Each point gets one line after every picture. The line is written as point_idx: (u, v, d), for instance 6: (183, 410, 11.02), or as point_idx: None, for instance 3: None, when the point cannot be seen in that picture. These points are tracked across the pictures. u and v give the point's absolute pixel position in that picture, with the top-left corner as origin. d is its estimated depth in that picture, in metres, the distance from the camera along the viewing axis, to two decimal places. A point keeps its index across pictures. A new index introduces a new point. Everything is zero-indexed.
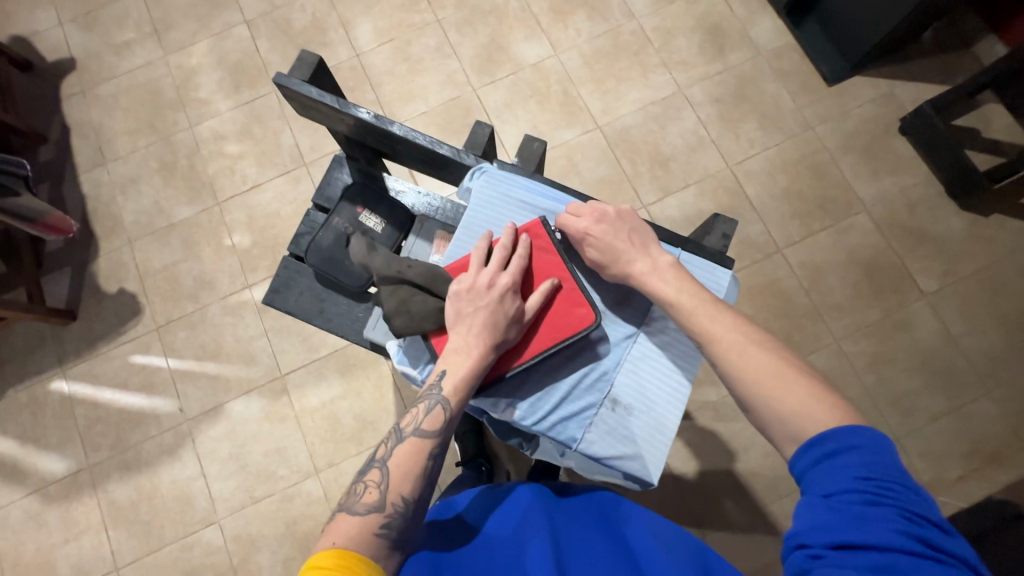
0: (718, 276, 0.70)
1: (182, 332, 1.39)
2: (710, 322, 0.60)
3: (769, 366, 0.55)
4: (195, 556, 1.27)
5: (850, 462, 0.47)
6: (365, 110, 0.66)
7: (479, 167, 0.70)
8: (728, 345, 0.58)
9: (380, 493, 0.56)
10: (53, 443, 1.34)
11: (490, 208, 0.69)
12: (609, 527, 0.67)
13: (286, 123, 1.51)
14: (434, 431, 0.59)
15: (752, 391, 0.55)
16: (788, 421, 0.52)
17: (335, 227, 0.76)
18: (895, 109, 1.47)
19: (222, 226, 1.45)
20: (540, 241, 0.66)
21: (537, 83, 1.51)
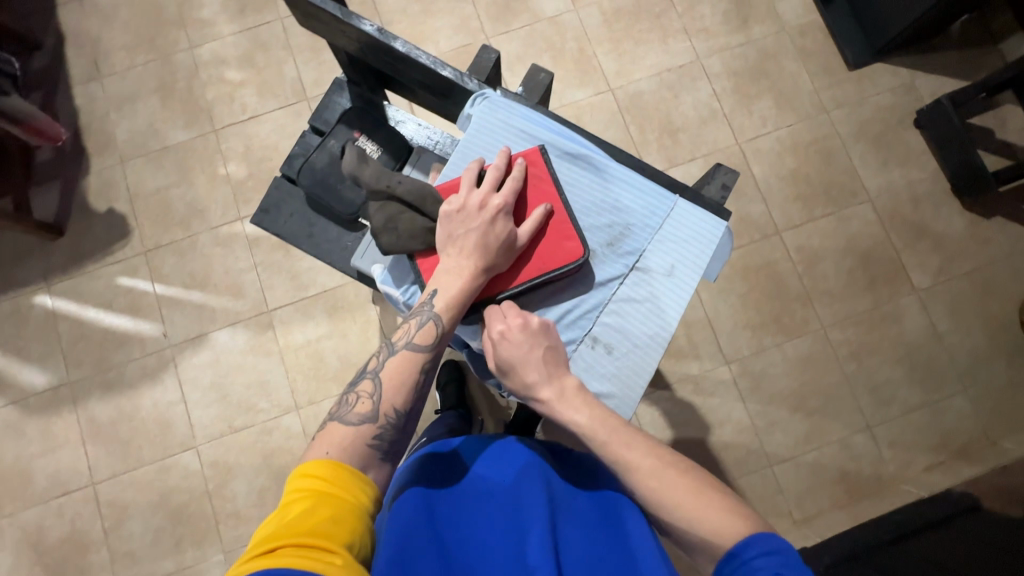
0: (714, 225, 0.68)
1: (171, 257, 1.38)
2: (625, 450, 0.56)
3: (689, 491, 0.53)
4: (172, 478, 1.29)
5: (766, 563, 0.45)
6: (369, 23, 0.63)
7: (481, 93, 0.68)
8: (648, 485, 0.54)
9: (373, 404, 0.57)
10: (35, 357, 1.34)
11: (489, 135, 0.67)
12: (596, 479, 0.68)
13: (290, 53, 1.46)
14: (426, 346, 0.60)
15: (668, 507, 0.53)
16: (708, 541, 0.50)
17: (330, 150, 0.74)
18: (913, 100, 1.44)
19: (218, 154, 1.42)
20: (537, 169, 0.65)
21: (552, 38, 1.46)
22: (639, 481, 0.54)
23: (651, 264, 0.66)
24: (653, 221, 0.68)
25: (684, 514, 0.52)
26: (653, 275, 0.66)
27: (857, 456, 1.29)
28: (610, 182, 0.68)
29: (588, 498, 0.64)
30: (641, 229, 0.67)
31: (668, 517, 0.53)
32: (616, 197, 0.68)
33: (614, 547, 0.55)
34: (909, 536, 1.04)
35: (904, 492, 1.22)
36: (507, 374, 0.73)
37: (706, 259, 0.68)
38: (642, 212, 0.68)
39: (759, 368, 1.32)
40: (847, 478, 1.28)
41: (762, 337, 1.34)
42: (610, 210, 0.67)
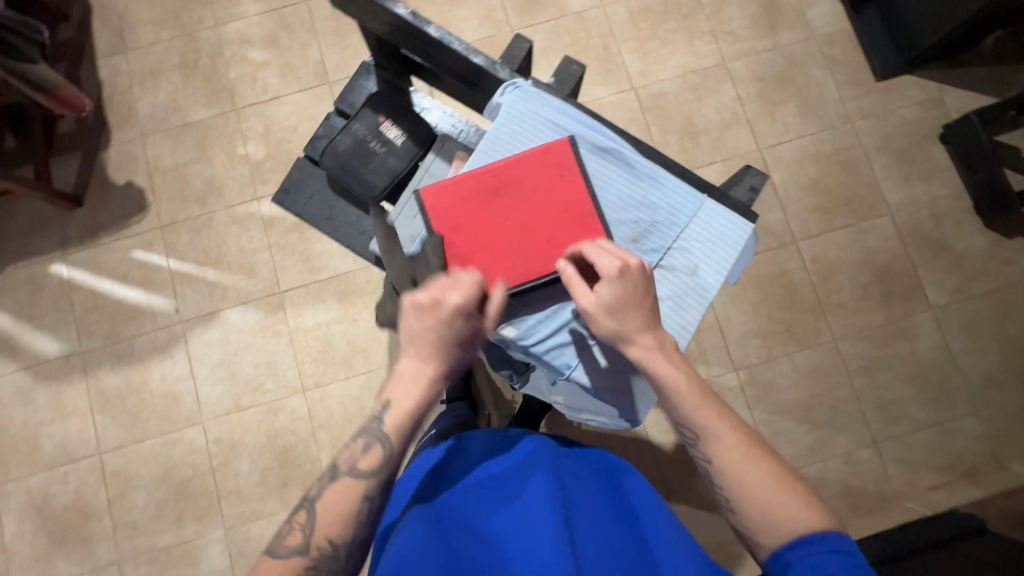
0: (741, 226, 0.67)
1: (186, 234, 1.38)
2: (718, 419, 0.58)
3: (767, 474, 0.56)
4: (177, 452, 1.30)
5: (832, 559, 0.50)
6: (404, 7, 0.63)
7: (512, 82, 0.68)
8: (730, 460, 0.57)
9: (305, 535, 0.54)
10: (47, 325, 1.35)
11: (519, 125, 0.67)
12: (599, 470, 0.69)
13: (314, 36, 1.46)
14: (370, 471, 0.57)
15: (743, 485, 0.56)
16: (776, 528, 0.54)
17: (354, 133, 0.74)
18: (940, 115, 1.42)
19: (237, 133, 1.42)
20: (563, 159, 0.65)
21: (577, 33, 1.45)
22: (723, 454, 0.57)
23: (675, 262, 0.66)
24: (679, 219, 0.67)
25: (756, 494, 0.55)
26: (676, 273, 0.66)
27: (862, 471, 1.28)
28: (638, 178, 0.68)
29: (594, 490, 0.65)
30: (666, 227, 0.66)
31: (739, 497, 0.56)
32: (642, 193, 0.67)
33: (628, 548, 0.57)
34: (911, 554, 1.03)
35: (909, 510, 1.21)
36: (519, 369, 0.75)
37: (732, 260, 0.67)
38: (669, 209, 0.67)
39: (767, 377, 1.31)
40: (851, 492, 1.27)
41: (773, 346, 1.33)
42: (636, 206, 0.67)
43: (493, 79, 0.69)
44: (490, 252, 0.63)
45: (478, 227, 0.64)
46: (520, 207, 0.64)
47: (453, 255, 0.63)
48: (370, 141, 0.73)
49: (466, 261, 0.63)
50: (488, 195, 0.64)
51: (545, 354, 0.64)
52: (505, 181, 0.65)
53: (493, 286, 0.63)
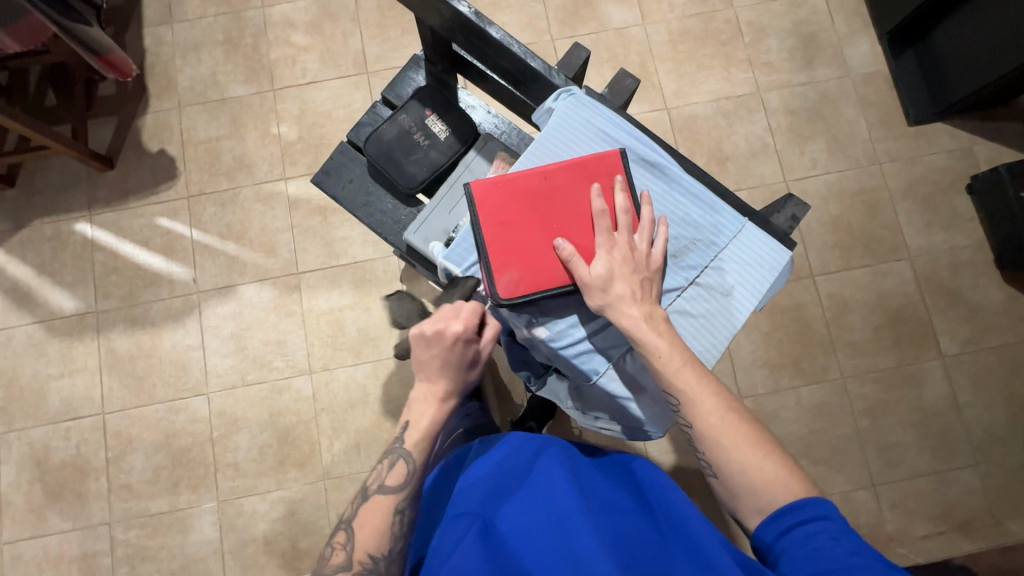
0: (779, 252, 0.68)
1: (212, 206, 1.40)
2: (697, 383, 0.58)
3: (743, 436, 0.57)
4: (179, 420, 1.31)
5: (818, 526, 0.51)
6: (466, 5, 0.66)
7: (566, 89, 0.70)
8: (709, 424, 0.57)
9: (347, 553, 0.62)
10: (67, 281, 1.37)
11: (571, 131, 0.68)
12: (610, 467, 0.72)
13: (357, 26, 1.49)
14: (397, 485, 0.65)
15: (721, 448, 0.56)
16: (757, 491, 0.55)
17: (400, 123, 0.75)
18: (968, 166, 1.43)
19: (272, 113, 1.44)
20: (614, 167, 0.65)
21: (616, 49, 1.47)
22: (702, 418, 0.57)
23: (711, 281, 0.66)
24: (720, 239, 0.68)
25: (736, 458, 0.56)
26: (712, 291, 0.66)
27: (858, 512, 1.27)
28: (682, 194, 0.69)
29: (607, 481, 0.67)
30: (705, 246, 0.67)
31: (719, 460, 0.56)
32: (685, 209, 0.68)
33: (654, 536, 0.58)
34: None
35: (900, 556, 1.21)
36: (537, 370, 0.78)
37: (767, 285, 0.68)
38: (709, 229, 0.68)
39: (771, 408, 1.31)
40: None
41: (780, 378, 1.33)
42: (678, 222, 0.68)
43: (547, 83, 0.72)
44: (533, 253, 0.63)
45: (523, 224, 0.63)
46: (565, 206, 0.64)
47: (495, 250, 0.63)
48: (415, 132, 0.74)
49: (509, 257, 0.63)
50: (538, 193, 0.64)
51: (575, 358, 0.65)
52: (554, 183, 0.64)
53: (535, 287, 0.62)
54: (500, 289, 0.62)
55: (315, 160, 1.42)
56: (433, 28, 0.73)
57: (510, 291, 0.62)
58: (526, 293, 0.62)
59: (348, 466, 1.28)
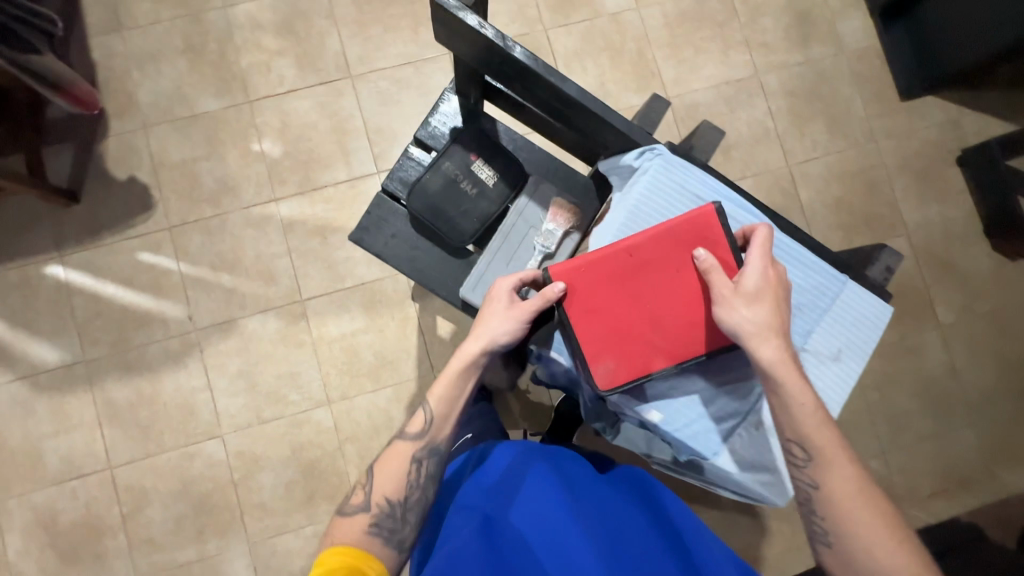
0: (882, 310, 0.73)
1: (198, 236, 1.30)
2: (833, 447, 0.63)
3: (872, 513, 0.61)
4: (196, 467, 1.25)
5: None
6: (522, 50, 0.62)
7: (653, 148, 0.72)
8: (840, 490, 0.63)
9: (366, 495, 0.69)
10: (45, 331, 1.26)
11: (669, 204, 0.73)
12: (627, 485, 0.79)
13: (334, 25, 1.36)
14: (415, 434, 0.72)
15: (842, 517, 0.62)
16: (876, 572, 0.59)
17: (446, 171, 0.81)
18: (958, 137, 1.46)
19: (251, 128, 1.33)
20: (708, 228, 0.68)
21: (611, 36, 1.41)
22: (834, 485, 0.63)
23: (819, 348, 0.72)
24: (822, 300, 0.73)
25: (859, 532, 0.61)
26: (820, 357, 0.72)
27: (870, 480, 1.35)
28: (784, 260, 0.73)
29: (626, 501, 0.75)
30: (810, 311, 0.73)
31: (843, 527, 0.62)
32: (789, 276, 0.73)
33: (660, 562, 0.65)
34: None
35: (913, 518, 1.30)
36: (610, 421, 0.84)
37: (872, 342, 0.73)
38: (815, 293, 0.73)
39: None
40: None
41: None
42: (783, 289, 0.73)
43: (597, 118, 0.68)
44: (635, 336, 0.69)
45: (621, 311, 0.69)
46: (660, 279, 0.69)
47: (596, 343, 0.69)
48: (462, 178, 0.80)
49: (611, 349, 0.69)
50: (631, 272, 0.69)
51: (686, 436, 0.73)
52: (647, 259, 0.69)
53: (633, 372, 0.69)
54: (598, 380, 0.69)
55: (305, 177, 1.33)
56: (468, 59, 0.67)
57: (608, 381, 0.69)
58: (625, 379, 0.69)
59: None
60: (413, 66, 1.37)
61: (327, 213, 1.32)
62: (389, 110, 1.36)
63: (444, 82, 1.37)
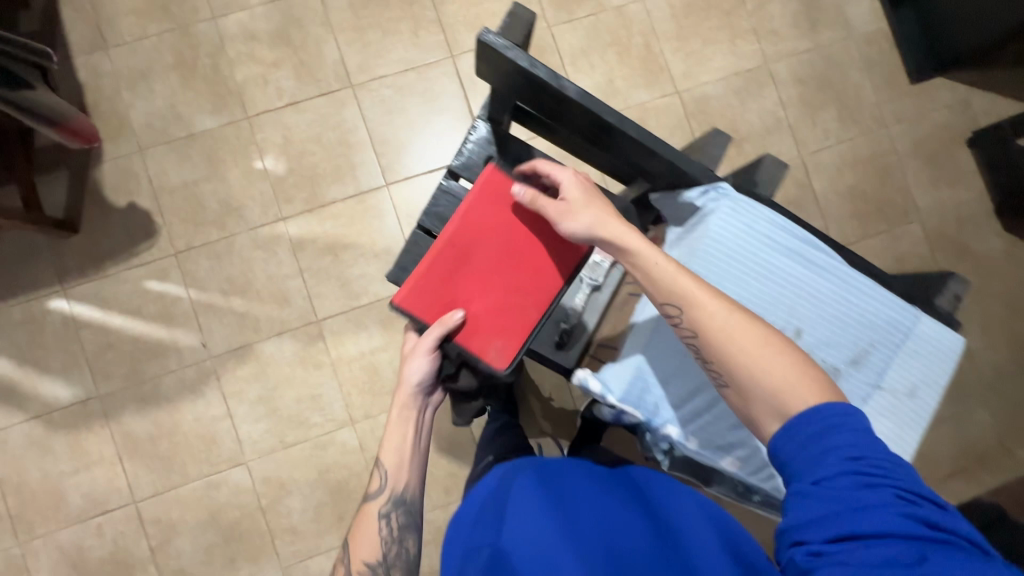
0: (952, 342, 0.72)
1: (205, 261, 1.26)
2: (699, 291, 0.61)
3: (753, 337, 0.58)
4: (222, 495, 1.23)
5: (839, 446, 0.52)
6: (573, 85, 0.60)
7: (717, 188, 0.70)
8: (718, 329, 0.59)
9: (347, 565, 0.73)
10: (55, 368, 1.22)
11: (737, 244, 0.71)
12: (616, 481, 0.72)
13: (330, 31, 1.31)
14: (376, 491, 0.77)
15: (728, 354, 0.58)
16: (776, 394, 0.56)
17: None
18: (968, 118, 1.45)
19: (252, 145, 1.28)
20: (497, 185, 0.75)
21: (617, 30, 1.37)
22: (703, 323, 0.60)
23: (895, 386, 0.70)
24: (897, 337, 0.71)
25: (744, 363, 0.57)
26: (895, 394, 0.70)
27: None
28: (852, 297, 0.72)
29: (614, 493, 0.68)
30: (884, 347, 0.71)
31: (729, 367, 0.58)
32: (861, 311, 0.71)
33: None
34: None
35: None
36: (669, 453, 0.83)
37: (944, 376, 0.72)
38: (888, 329, 0.71)
39: None
40: None
41: None
42: (858, 323, 0.71)
43: (647, 150, 0.66)
44: (504, 308, 0.75)
45: (486, 292, 0.75)
46: (489, 253, 0.75)
47: (480, 333, 0.74)
48: None
49: (493, 332, 0.74)
50: (464, 258, 0.74)
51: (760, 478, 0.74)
52: (467, 243, 0.75)
53: (519, 340, 0.75)
54: (496, 362, 0.74)
55: (312, 194, 1.29)
56: (510, 87, 0.65)
57: (503, 358, 0.74)
58: (517, 351, 0.75)
59: None
60: (416, 71, 1.32)
61: (336, 229, 1.28)
62: (394, 119, 1.31)
63: (448, 87, 1.33)
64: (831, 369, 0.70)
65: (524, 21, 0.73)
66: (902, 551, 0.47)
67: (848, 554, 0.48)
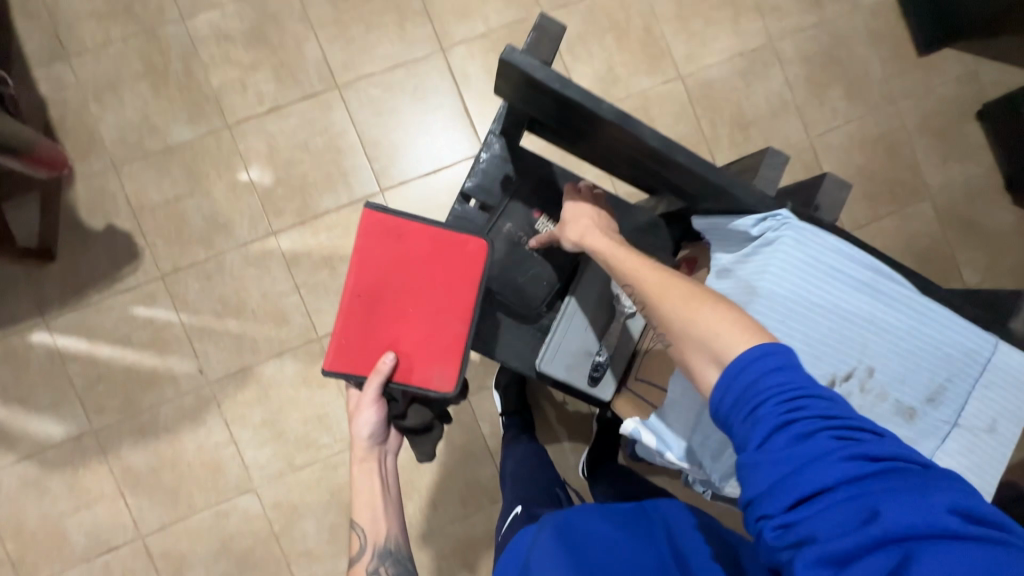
0: None
1: (195, 282, 1.19)
2: (646, 271, 0.62)
3: (683, 297, 0.57)
4: (232, 524, 1.19)
5: (771, 394, 0.47)
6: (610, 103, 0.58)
7: (780, 217, 0.66)
8: (652, 291, 0.60)
9: None
10: (44, 404, 1.16)
11: (805, 279, 0.66)
12: (633, 520, 0.66)
13: (310, 28, 1.22)
14: (359, 550, 0.76)
15: (669, 320, 0.57)
16: (712, 343, 0.52)
17: (508, 231, 0.85)
18: (976, 90, 1.41)
19: (235, 155, 1.20)
20: (383, 224, 0.75)
21: (615, 13, 1.30)
22: (641, 284, 0.62)
23: (974, 421, 0.67)
24: (973, 368, 0.68)
25: (679, 321, 0.56)
26: (973, 429, 0.67)
27: None
28: (925, 328, 0.68)
29: (635, 539, 0.62)
30: (960, 380, 0.68)
31: (669, 329, 0.57)
32: (936, 345, 0.67)
33: None
34: None
35: None
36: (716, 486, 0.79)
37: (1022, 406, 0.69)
38: (964, 361, 0.68)
39: None
40: None
41: None
42: (933, 358, 0.68)
43: (688, 170, 0.63)
44: (434, 333, 0.75)
45: (412, 326, 0.75)
46: (398, 288, 0.75)
47: (418, 364, 0.75)
48: (524, 238, 0.85)
49: (432, 359, 0.75)
50: (378, 302, 0.74)
51: None
52: (374, 287, 0.74)
53: (457, 357, 0.76)
54: (444, 383, 0.75)
55: (302, 205, 1.21)
56: (545, 96, 0.61)
57: (448, 378, 0.75)
58: (458, 368, 0.75)
59: (428, 524, 1.24)
60: (405, 68, 1.24)
61: (331, 241, 1.22)
62: (385, 121, 1.24)
63: (440, 83, 1.25)
64: (908, 409, 0.67)
65: (555, 37, 0.67)
66: (850, 500, 0.43)
67: (805, 518, 0.44)
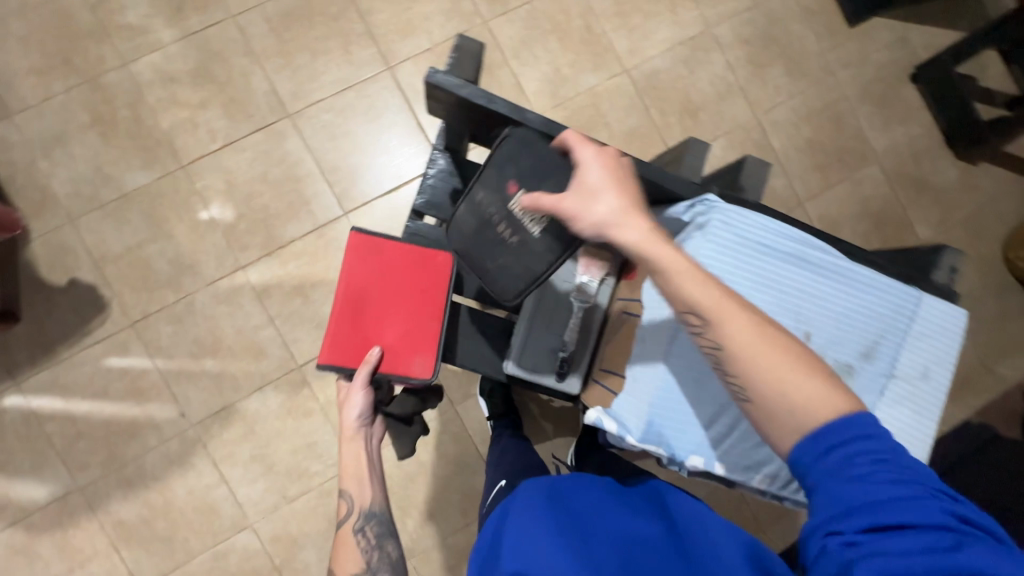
0: (954, 318, 0.73)
1: (167, 326, 1.18)
2: (725, 306, 0.53)
3: (770, 340, 0.52)
4: (232, 564, 1.18)
5: (862, 447, 0.47)
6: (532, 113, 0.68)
7: (704, 200, 0.71)
8: (739, 343, 0.52)
9: None
10: (25, 468, 1.14)
11: (735, 254, 0.69)
12: (621, 490, 0.69)
13: (255, 62, 1.22)
14: (346, 514, 0.76)
15: (755, 368, 0.51)
16: (793, 412, 0.50)
17: (479, 203, 0.70)
18: (908, 54, 1.47)
19: (194, 195, 1.20)
20: (365, 241, 0.77)
21: (555, 15, 1.33)
22: (725, 329, 0.53)
23: (908, 371, 0.70)
24: (903, 320, 0.71)
25: (767, 376, 0.51)
26: (908, 379, 0.70)
27: None
28: (853, 289, 0.71)
29: (621, 506, 0.64)
30: (890, 335, 0.71)
31: (752, 380, 0.51)
32: (866, 304, 0.71)
33: None
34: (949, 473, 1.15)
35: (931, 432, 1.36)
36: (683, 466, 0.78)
37: (952, 354, 0.72)
38: (892, 315, 0.71)
39: None
40: None
41: None
42: (864, 315, 0.71)
43: None
44: (412, 329, 0.78)
45: (393, 323, 0.78)
46: (379, 293, 0.77)
47: (398, 356, 0.77)
48: (496, 219, 0.69)
49: (411, 351, 0.78)
50: (361, 306, 0.77)
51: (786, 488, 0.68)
52: (358, 293, 0.77)
53: (433, 348, 0.78)
54: (423, 372, 0.78)
55: (267, 237, 1.21)
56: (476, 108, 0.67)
57: (428, 367, 0.78)
58: (435, 358, 0.78)
59: (429, 538, 1.24)
60: (355, 91, 1.25)
61: (301, 269, 1.22)
62: (341, 144, 1.24)
63: (391, 101, 1.26)
64: (844, 367, 0.69)
65: (473, 53, 0.74)
66: (939, 551, 0.43)
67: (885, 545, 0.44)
